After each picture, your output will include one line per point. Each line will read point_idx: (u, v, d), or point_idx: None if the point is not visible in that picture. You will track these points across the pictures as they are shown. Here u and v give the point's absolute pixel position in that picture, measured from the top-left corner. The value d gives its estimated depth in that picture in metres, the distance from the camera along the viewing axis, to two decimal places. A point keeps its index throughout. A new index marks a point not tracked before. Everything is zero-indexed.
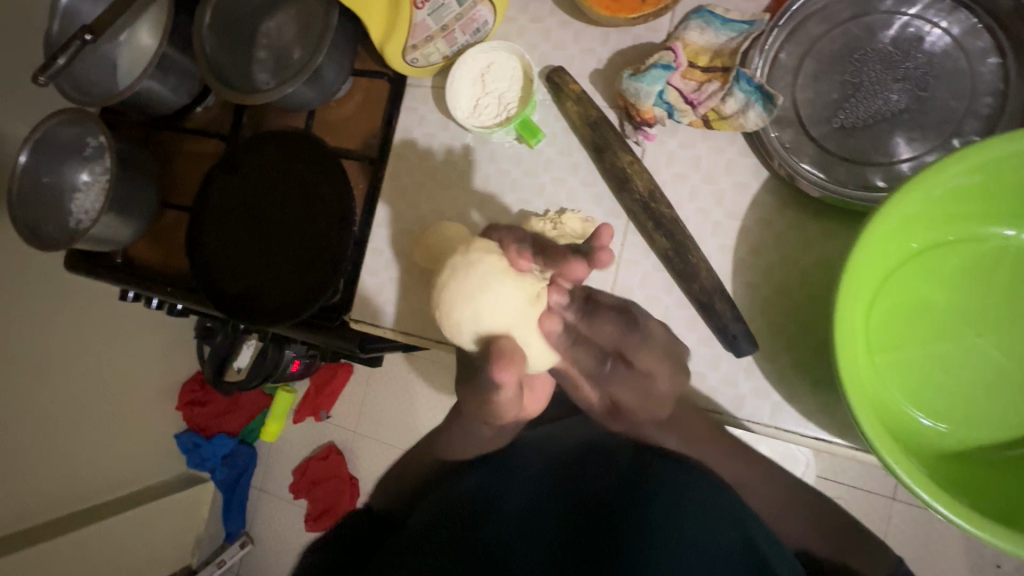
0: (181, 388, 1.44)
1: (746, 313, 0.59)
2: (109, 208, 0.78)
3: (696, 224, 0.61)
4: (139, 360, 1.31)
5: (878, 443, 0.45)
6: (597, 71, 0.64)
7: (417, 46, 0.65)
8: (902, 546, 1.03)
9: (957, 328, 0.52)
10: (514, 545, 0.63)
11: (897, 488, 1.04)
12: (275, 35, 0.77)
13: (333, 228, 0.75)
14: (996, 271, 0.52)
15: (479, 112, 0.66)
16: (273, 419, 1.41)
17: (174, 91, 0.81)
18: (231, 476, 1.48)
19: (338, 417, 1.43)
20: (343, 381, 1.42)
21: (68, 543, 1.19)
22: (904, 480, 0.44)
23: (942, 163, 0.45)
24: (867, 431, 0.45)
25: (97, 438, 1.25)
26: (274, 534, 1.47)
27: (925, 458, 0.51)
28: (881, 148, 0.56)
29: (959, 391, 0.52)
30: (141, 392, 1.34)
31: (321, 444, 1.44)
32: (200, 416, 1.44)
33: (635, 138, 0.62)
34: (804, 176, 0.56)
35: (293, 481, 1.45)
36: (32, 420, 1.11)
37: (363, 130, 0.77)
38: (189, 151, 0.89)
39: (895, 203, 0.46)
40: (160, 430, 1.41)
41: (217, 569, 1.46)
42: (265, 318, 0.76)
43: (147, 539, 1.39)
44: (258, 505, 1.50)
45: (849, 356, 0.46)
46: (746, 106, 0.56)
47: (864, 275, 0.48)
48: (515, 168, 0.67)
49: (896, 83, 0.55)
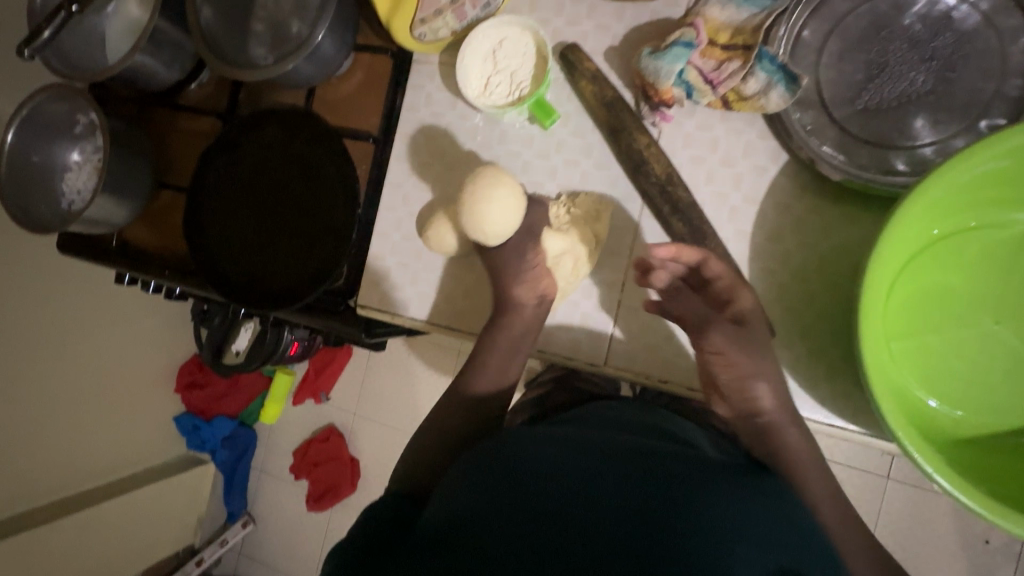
0: (179, 371, 1.42)
1: (762, 300, 0.58)
2: (103, 189, 0.75)
3: (713, 209, 0.59)
4: (137, 343, 1.30)
5: (901, 433, 0.45)
6: (611, 48, 0.61)
7: (426, 20, 0.63)
8: (894, 522, 1.05)
9: (977, 316, 0.52)
10: (595, 487, 0.46)
11: (892, 467, 1.06)
12: (272, 7, 0.73)
13: (337, 211, 0.73)
14: (1018, 256, 0.52)
15: (490, 90, 0.63)
16: (273, 401, 1.42)
17: (168, 66, 0.78)
18: (232, 457, 1.48)
19: (338, 399, 1.42)
20: (343, 363, 1.41)
21: (69, 525, 1.19)
22: (924, 469, 0.44)
23: (974, 148, 0.44)
24: (890, 421, 0.45)
25: (96, 423, 1.24)
26: (276, 515, 1.48)
27: (939, 444, 0.51)
28: (904, 131, 0.54)
29: (976, 378, 0.52)
30: (139, 375, 1.33)
31: (322, 425, 1.44)
32: (198, 399, 1.42)
33: (652, 119, 0.60)
34: (825, 159, 0.55)
35: (294, 462, 1.45)
36: (29, 404, 1.09)
37: (366, 109, 0.74)
38: (185, 130, 0.85)
39: (924, 189, 0.45)
40: (159, 413, 1.40)
41: (220, 548, 1.48)
42: (268, 303, 0.75)
43: (150, 519, 1.39)
44: (259, 486, 1.51)
45: (873, 344, 0.46)
46: (771, 83, 0.54)
47: (890, 263, 0.47)
48: (526, 149, 0.65)
49: (922, 63, 0.54)
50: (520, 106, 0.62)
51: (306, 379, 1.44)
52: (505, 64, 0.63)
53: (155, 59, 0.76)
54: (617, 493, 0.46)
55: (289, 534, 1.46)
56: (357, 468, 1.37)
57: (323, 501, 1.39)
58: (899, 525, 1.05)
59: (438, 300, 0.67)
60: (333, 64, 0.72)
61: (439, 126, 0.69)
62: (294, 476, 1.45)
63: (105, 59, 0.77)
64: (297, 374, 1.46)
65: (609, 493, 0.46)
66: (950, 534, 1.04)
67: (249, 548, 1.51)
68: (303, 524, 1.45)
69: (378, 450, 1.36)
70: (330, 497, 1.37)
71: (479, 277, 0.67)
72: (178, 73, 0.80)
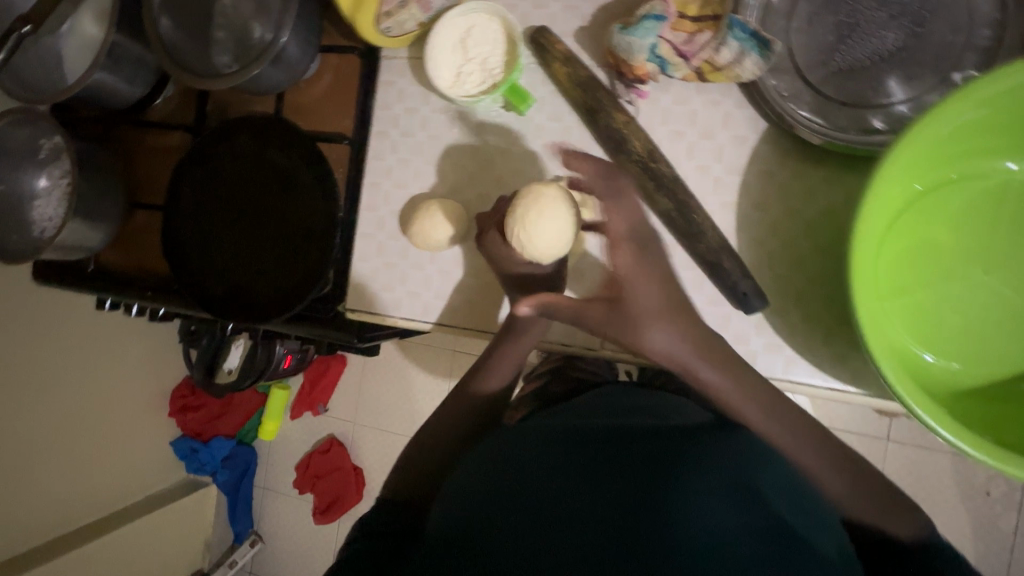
0: (170, 396, 1.39)
1: (752, 270, 0.58)
2: (74, 214, 0.73)
3: (697, 182, 0.59)
4: (125, 371, 1.27)
5: (902, 390, 0.45)
6: (582, 29, 0.61)
7: (391, 12, 0.61)
8: (898, 482, 1.07)
9: (965, 267, 0.52)
10: (590, 485, 0.45)
11: (891, 428, 1.07)
12: (232, 13, 0.71)
13: (318, 218, 0.72)
14: (1000, 204, 0.52)
15: (463, 80, 0.62)
16: (270, 418, 1.38)
17: (130, 82, 0.76)
18: (234, 477, 1.45)
19: (337, 409, 1.41)
20: (338, 373, 1.39)
21: (71, 562, 1.16)
22: (926, 422, 0.44)
23: (950, 99, 0.44)
24: (891, 379, 0.45)
25: (90, 456, 1.21)
26: (283, 531, 1.47)
27: (939, 397, 0.52)
28: (880, 90, 0.54)
29: (970, 328, 0.52)
30: (130, 403, 1.30)
31: (322, 437, 1.42)
32: (194, 421, 1.39)
33: (628, 96, 0.60)
34: (803, 124, 0.55)
35: (297, 476, 1.43)
36: (17, 442, 1.07)
37: (339, 110, 0.73)
38: (155, 147, 0.83)
39: (905, 143, 0.45)
40: (154, 440, 1.37)
41: (229, 570, 1.46)
42: (256, 317, 0.73)
43: (156, 548, 1.37)
44: (264, 504, 1.49)
45: (867, 303, 0.46)
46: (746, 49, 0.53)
47: (877, 220, 0.47)
48: (506, 137, 0.64)
49: (892, 20, 0.54)
50: (495, 93, 0.60)
51: (302, 393, 1.42)
52: (477, 52, 0.62)
53: (116, 75, 0.74)
54: (611, 488, 0.45)
55: (298, 550, 1.45)
56: (361, 477, 1.35)
57: (329, 513, 1.37)
58: (903, 485, 1.06)
59: (428, 298, 0.66)
60: (299, 67, 0.70)
61: (414, 121, 0.68)
62: (298, 490, 1.43)
63: (60, 78, 0.75)
64: (293, 388, 1.43)
65: (604, 490, 0.45)
66: (953, 488, 1.05)
67: (259, 567, 1.49)
68: (313, 539, 1.43)
69: (381, 458, 1.35)
70: (337, 509, 1.35)
71: (470, 271, 0.65)
72: (142, 89, 0.78)
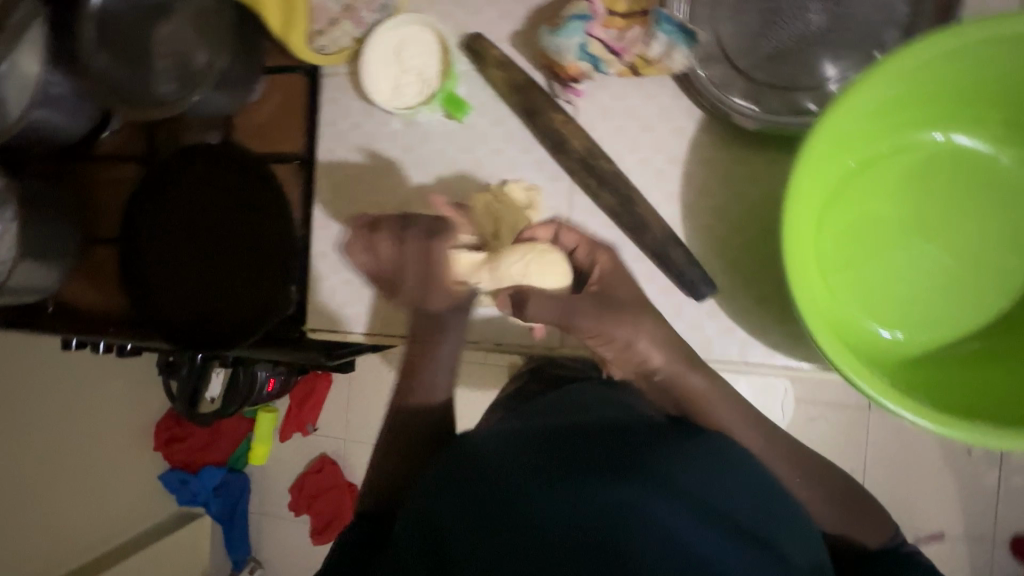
0: (155, 429, 1.38)
1: (702, 258, 0.59)
2: (24, 254, 0.72)
3: (640, 175, 0.61)
4: (102, 410, 1.25)
5: (844, 365, 0.46)
6: (516, 33, 0.61)
7: (323, 30, 0.64)
8: (880, 449, 1.09)
9: (903, 238, 0.54)
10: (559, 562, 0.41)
11: None
12: (173, 42, 0.71)
13: (277, 239, 0.72)
14: (932, 175, 0.54)
15: (401, 92, 0.63)
16: (259, 441, 1.40)
17: (72, 116, 0.74)
18: (227, 507, 1.44)
19: (325, 427, 1.40)
20: (324, 392, 1.38)
21: None
22: (870, 394, 0.45)
23: (869, 75, 0.45)
24: (832, 354, 0.46)
25: (73, 500, 1.19)
26: (283, 555, 1.45)
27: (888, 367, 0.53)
28: (809, 72, 0.55)
29: (911, 299, 0.54)
30: (111, 442, 1.28)
31: (314, 456, 1.41)
32: (183, 453, 1.39)
33: (565, 97, 0.61)
34: (738, 112, 0.56)
35: (292, 499, 1.42)
36: None
37: (283, 131, 0.72)
38: (104, 180, 0.83)
39: (829, 121, 0.46)
40: (140, 476, 1.36)
41: None
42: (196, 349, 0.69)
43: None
44: (260, 529, 1.47)
45: (803, 279, 0.47)
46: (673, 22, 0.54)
47: (809, 197, 0.48)
48: (449, 145, 0.64)
49: (814, 3, 0.55)
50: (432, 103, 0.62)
51: (289, 414, 1.41)
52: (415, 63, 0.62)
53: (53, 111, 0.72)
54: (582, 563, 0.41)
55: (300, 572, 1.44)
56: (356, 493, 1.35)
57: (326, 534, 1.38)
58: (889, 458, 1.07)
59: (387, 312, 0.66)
60: (241, 89, 0.70)
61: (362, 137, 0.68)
62: (294, 512, 1.42)
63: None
64: (279, 410, 1.43)
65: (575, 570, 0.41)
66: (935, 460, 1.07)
67: None
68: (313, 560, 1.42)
69: None
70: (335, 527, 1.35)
71: None
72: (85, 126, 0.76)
